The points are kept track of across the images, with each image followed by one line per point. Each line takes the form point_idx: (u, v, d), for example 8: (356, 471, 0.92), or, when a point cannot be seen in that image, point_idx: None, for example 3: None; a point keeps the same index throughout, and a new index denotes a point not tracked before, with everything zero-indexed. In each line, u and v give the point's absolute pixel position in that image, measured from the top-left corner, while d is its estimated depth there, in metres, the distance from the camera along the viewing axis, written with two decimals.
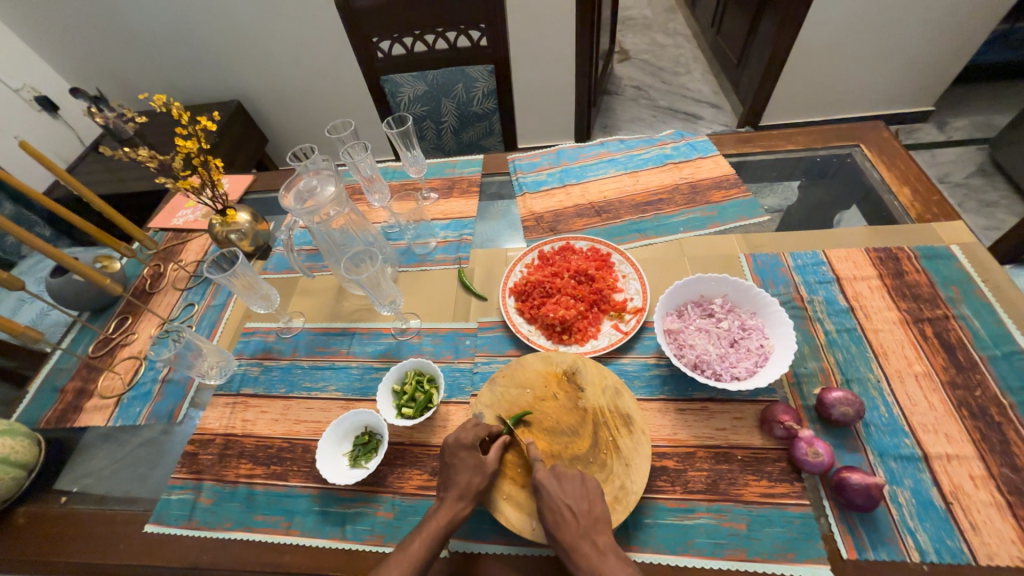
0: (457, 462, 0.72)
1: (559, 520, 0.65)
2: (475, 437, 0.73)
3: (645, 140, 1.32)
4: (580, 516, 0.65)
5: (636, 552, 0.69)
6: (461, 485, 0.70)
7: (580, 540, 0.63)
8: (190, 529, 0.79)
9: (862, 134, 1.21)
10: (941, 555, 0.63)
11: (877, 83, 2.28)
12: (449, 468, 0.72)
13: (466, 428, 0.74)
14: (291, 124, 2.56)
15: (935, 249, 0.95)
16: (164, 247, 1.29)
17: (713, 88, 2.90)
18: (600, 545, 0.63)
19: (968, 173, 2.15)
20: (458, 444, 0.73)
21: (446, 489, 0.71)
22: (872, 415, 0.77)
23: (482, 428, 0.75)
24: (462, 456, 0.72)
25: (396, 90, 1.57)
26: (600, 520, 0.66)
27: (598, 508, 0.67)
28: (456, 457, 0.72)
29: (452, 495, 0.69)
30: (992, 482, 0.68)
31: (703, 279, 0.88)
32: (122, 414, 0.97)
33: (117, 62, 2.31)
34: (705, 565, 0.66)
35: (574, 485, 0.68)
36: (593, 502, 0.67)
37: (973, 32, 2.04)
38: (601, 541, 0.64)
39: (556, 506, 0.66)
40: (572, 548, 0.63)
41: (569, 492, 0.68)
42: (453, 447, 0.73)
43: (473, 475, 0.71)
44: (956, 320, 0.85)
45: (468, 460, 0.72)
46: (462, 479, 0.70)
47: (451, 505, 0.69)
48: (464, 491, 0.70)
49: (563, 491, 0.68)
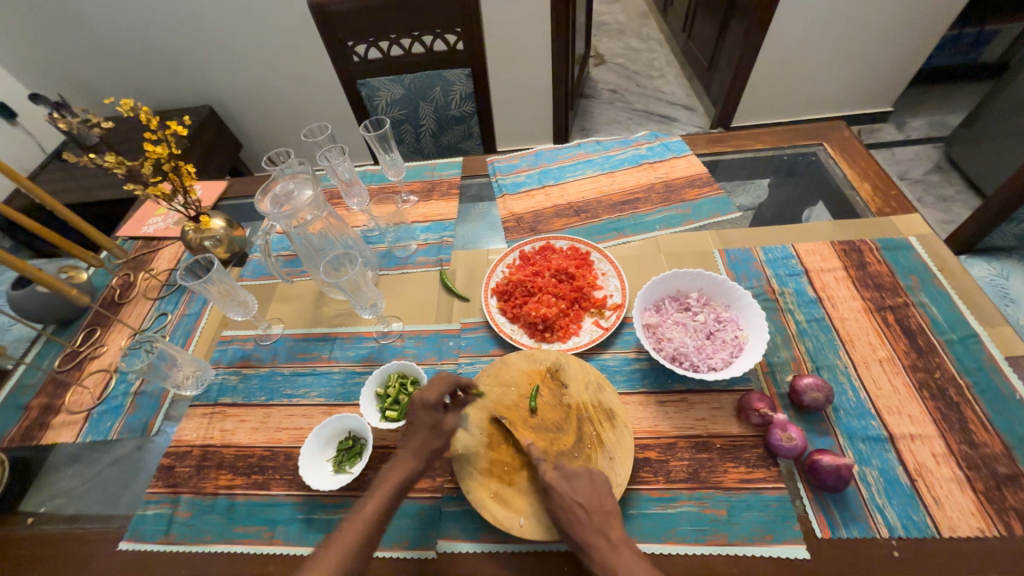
0: (417, 422, 0.74)
1: (571, 519, 0.65)
2: (436, 397, 0.74)
3: (621, 141, 1.35)
4: (591, 513, 0.66)
5: (649, 544, 0.69)
6: (416, 445, 0.73)
7: (594, 535, 0.64)
8: (168, 544, 0.77)
9: (825, 133, 1.27)
10: (908, 530, 0.66)
11: (840, 85, 2.39)
12: (410, 426, 0.74)
13: (431, 387, 0.75)
14: (265, 129, 2.51)
15: (894, 241, 1.00)
16: (134, 256, 1.25)
17: (685, 90, 2.98)
18: (614, 539, 0.64)
19: (925, 170, 2.27)
20: (421, 404, 0.74)
21: (403, 446, 0.74)
22: (841, 400, 0.80)
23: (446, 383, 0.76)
24: (423, 415, 0.74)
25: (373, 93, 1.56)
26: (611, 515, 0.67)
27: (607, 503, 0.68)
28: (416, 417, 0.74)
29: (407, 452, 0.72)
30: (953, 459, 0.72)
31: (678, 274, 0.91)
32: (92, 429, 0.93)
33: (80, 67, 2.23)
34: (692, 552, 0.68)
35: (582, 483, 0.69)
36: (601, 496, 0.68)
37: (924, 36, 2.16)
38: (613, 535, 0.65)
39: (571, 506, 0.66)
40: (582, 542, 0.64)
41: (579, 490, 0.68)
42: (416, 407, 0.74)
43: (428, 434, 0.74)
44: (916, 307, 0.89)
45: (427, 420, 0.74)
46: (415, 434, 0.73)
47: (407, 464, 0.71)
48: (417, 450, 0.73)
49: (573, 490, 0.68)
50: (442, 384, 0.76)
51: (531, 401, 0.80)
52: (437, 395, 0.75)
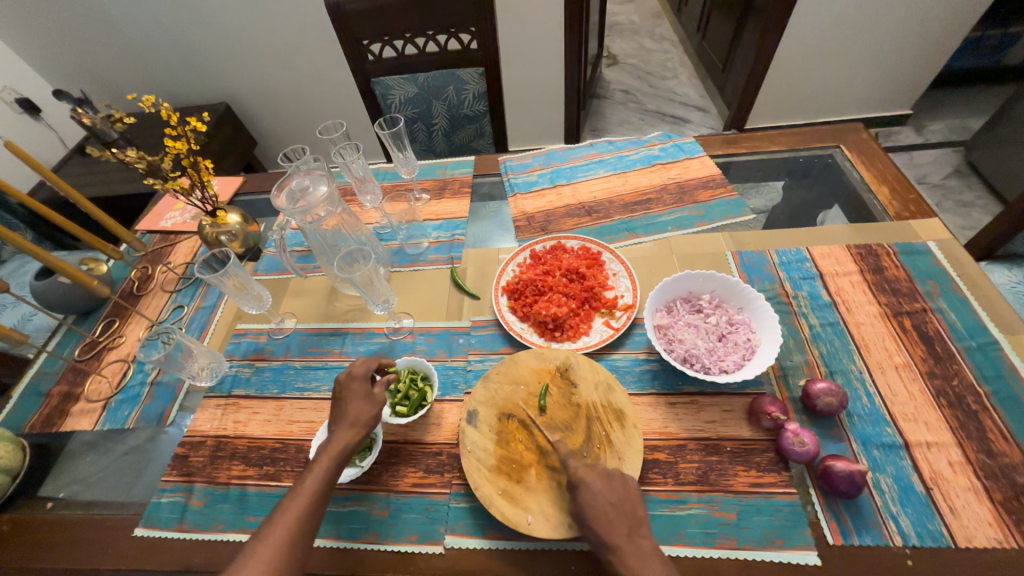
0: (348, 394, 0.78)
1: (602, 518, 0.64)
2: (366, 368, 0.80)
3: (634, 141, 1.35)
4: (623, 514, 0.65)
5: (672, 547, 0.69)
6: (352, 415, 0.75)
7: (624, 539, 0.62)
8: (181, 532, 0.78)
9: (842, 135, 1.25)
10: (923, 539, 0.65)
11: (857, 87, 2.35)
12: (344, 402, 0.78)
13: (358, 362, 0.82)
14: (280, 126, 2.54)
15: (913, 245, 0.98)
16: (152, 249, 1.28)
17: (699, 92, 2.96)
18: (646, 548, 0.62)
19: (945, 174, 2.22)
20: (350, 377, 0.79)
21: (339, 421, 0.76)
22: (855, 405, 0.79)
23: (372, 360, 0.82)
24: (355, 387, 0.78)
25: (387, 92, 1.57)
26: (643, 522, 0.65)
27: (639, 509, 0.66)
28: (349, 390, 0.78)
29: (344, 424, 0.75)
30: (970, 468, 0.70)
31: (690, 276, 0.90)
32: (110, 417, 0.95)
33: (102, 64, 2.28)
34: (703, 555, 0.67)
35: (610, 484, 0.67)
36: (633, 500, 0.67)
37: (945, 38, 2.12)
38: (645, 545, 0.63)
39: (602, 506, 0.65)
40: (613, 544, 0.62)
41: (610, 491, 0.67)
42: (346, 382, 0.79)
43: (363, 402, 0.77)
44: (934, 313, 0.88)
45: (360, 390, 0.78)
46: (351, 405, 0.76)
47: (346, 433, 0.74)
48: (355, 418, 0.75)
49: (603, 490, 0.67)
50: (370, 359, 0.83)
51: (540, 399, 0.80)
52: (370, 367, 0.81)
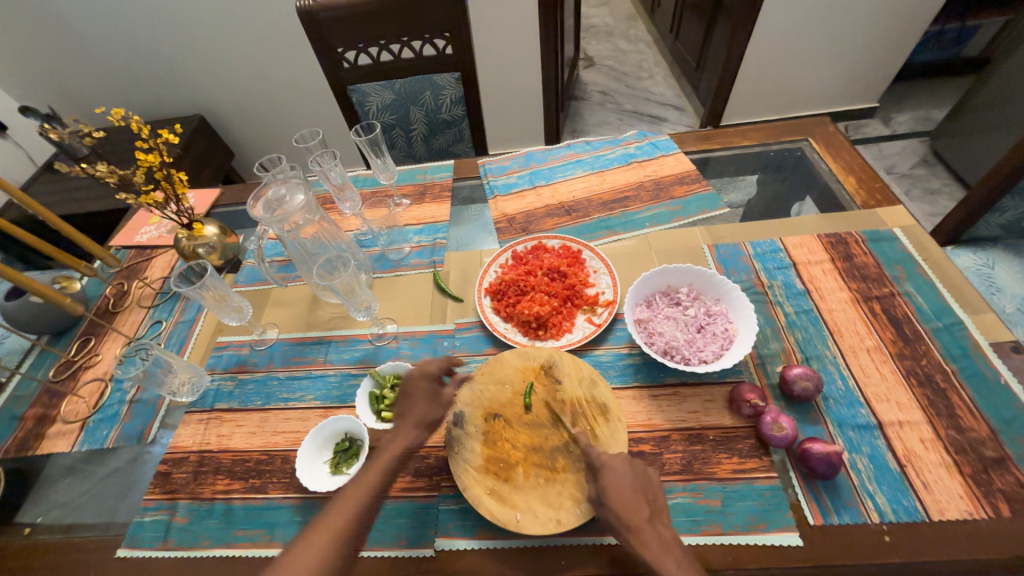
0: (415, 392, 0.80)
1: (623, 502, 0.64)
2: (436, 367, 0.82)
3: (610, 140, 1.37)
4: (641, 501, 0.64)
5: (689, 535, 0.69)
6: (418, 413, 0.78)
7: (645, 523, 0.62)
8: (165, 550, 0.77)
9: (810, 129, 1.29)
10: (898, 515, 0.67)
11: (826, 83, 2.42)
12: (409, 399, 0.80)
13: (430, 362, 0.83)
14: (258, 137, 2.52)
15: (880, 232, 1.02)
16: (127, 265, 1.25)
17: (674, 91, 3.01)
18: (666, 537, 0.62)
19: (913, 164, 2.30)
20: (416, 376, 0.81)
21: (404, 416, 0.78)
22: (830, 389, 0.81)
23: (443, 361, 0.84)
24: (422, 385, 0.80)
25: (364, 99, 1.57)
26: (663, 512, 0.65)
27: (659, 500, 0.66)
28: (414, 387, 0.80)
29: (409, 422, 0.77)
30: (941, 444, 0.73)
31: (669, 270, 0.92)
32: (88, 438, 0.93)
33: (71, 79, 2.23)
34: (697, 542, 0.68)
35: (626, 472, 0.67)
36: (654, 491, 0.67)
37: (906, 32, 2.20)
38: (664, 533, 0.63)
39: (621, 492, 0.65)
40: (635, 528, 0.62)
41: (626, 479, 0.66)
42: (411, 380, 0.81)
43: (429, 401, 0.80)
44: (902, 296, 0.91)
45: (426, 388, 0.81)
46: (421, 406, 0.79)
47: (408, 430, 0.76)
48: (420, 417, 0.78)
49: (620, 477, 0.66)
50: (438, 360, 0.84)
51: (525, 397, 0.81)
52: (438, 366, 0.83)
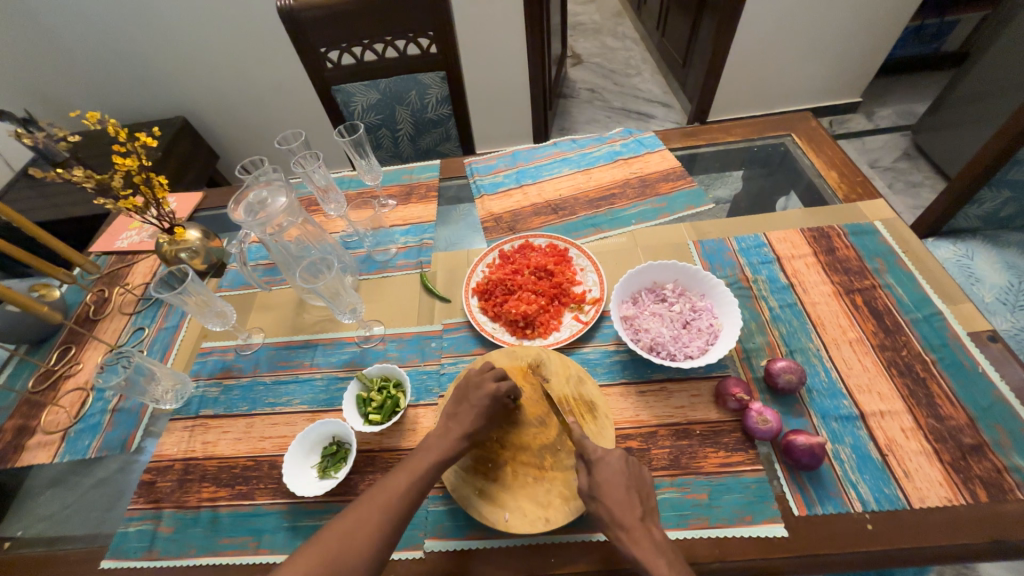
0: (467, 395, 0.77)
1: (618, 499, 0.65)
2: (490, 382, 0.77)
3: (596, 138, 1.37)
4: (633, 499, 0.65)
5: (676, 530, 0.70)
6: (466, 415, 0.74)
7: (638, 522, 0.63)
8: (151, 560, 0.76)
9: (793, 124, 1.30)
10: (880, 504, 0.69)
11: (810, 78, 2.45)
12: (462, 400, 0.76)
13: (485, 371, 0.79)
14: (242, 139, 2.49)
15: (861, 226, 1.03)
16: (108, 272, 1.23)
17: (661, 88, 3.02)
18: (657, 536, 0.63)
19: (895, 157, 2.33)
20: (473, 388, 0.77)
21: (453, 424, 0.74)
22: (814, 381, 0.82)
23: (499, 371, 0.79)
24: (474, 398, 0.76)
25: (349, 99, 1.56)
26: (654, 510, 0.66)
27: (650, 497, 0.67)
28: (468, 399, 0.76)
29: (456, 432, 0.73)
30: (921, 433, 0.74)
31: (654, 266, 0.93)
32: (69, 448, 0.91)
33: (47, 81, 2.18)
34: (684, 536, 0.69)
35: (618, 467, 0.68)
36: (645, 488, 0.68)
37: (886, 28, 2.23)
38: (657, 535, 0.63)
39: (615, 489, 0.65)
40: (628, 526, 0.63)
41: (617, 474, 0.67)
42: (466, 391, 0.77)
43: (478, 415, 0.74)
44: (883, 289, 0.92)
45: (477, 402, 0.75)
46: (470, 410, 0.75)
47: (452, 442, 0.72)
48: (466, 429, 0.73)
49: (613, 473, 0.67)
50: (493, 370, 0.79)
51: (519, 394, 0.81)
52: (499, 385, 0.77)
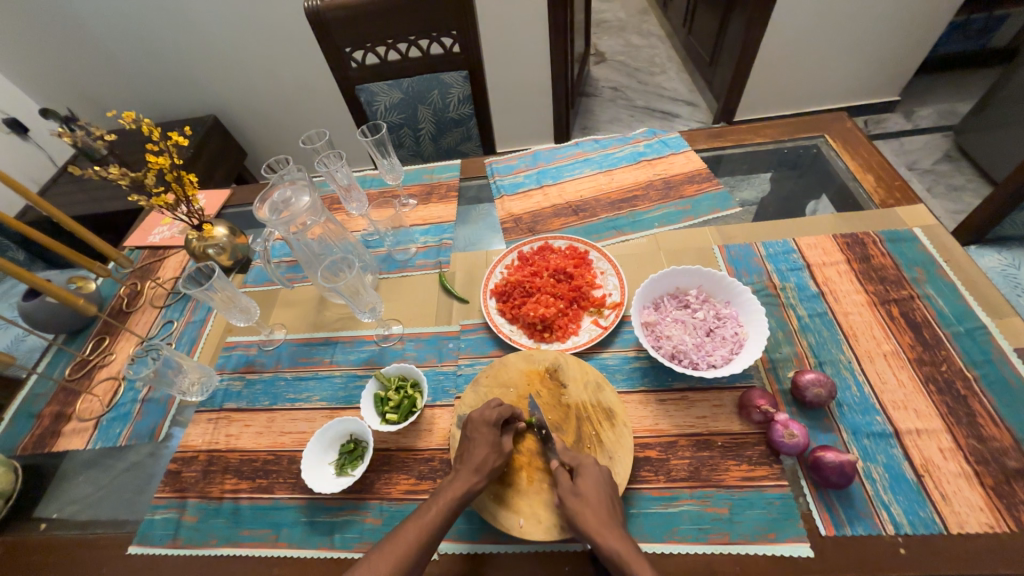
0: (476, 437, 0.73)
1: (598, 510, 0.64)
2: (499, 417, 0.74)
3: (619, 139, 1.34)
4: (612, 511, 0.65)
5: (649, 543, 0.69)
6: (477, 459, 0.71)
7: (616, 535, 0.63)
8: (175, 548, 0.78)
9: (826, 125, 1.25)
10: (915, 527, 0.65)
11: (844, 76, 2.35)
12: (470, 443, 0.73)
13: (491, 406, 0.76)
14: (269, 137, 2.54)
15: (899, 232, 0.98)
16: (140, 265, 1.27)
17: (687, 86, 2.96)
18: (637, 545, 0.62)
19: (935, 159, 2.22)
20: (482, 419, 0.74)
21: (463, 462, 0.72)
22: (845, 395, 0.79)
23: (505, 408, 0.76)
24: (484, 431, 0.73)
25: (372, 99, 1.57)
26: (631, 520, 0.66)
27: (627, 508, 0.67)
28: (477, 432, 0.73)
29: (467, 468, 0.70)
30: (961, 453, 0.70)
31: (677, 272, 0.90)
32: (102, 436, 0.95)
33: (89, 81, 2.28)
34: (659, 550, 0.68)
35: (603, 478, 0.68)
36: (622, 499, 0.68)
37: (929, 23, 2.13)
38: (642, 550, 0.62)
39: (598, 498, 0.66)
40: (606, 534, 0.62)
41: (601, 484, 0.68)
42: (476, 423, 0.74)
43: (490, 450, 0.72)
44: (921, 299, 0.88)
45: (488, 436, 0.73)
46: (480, 452, 0.71)
47: (466, 477, 0.69)
48: (480, 465, 0.70)
49: (596, 482, 0.68)
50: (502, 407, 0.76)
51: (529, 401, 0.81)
52: (500, 413, 0.75)
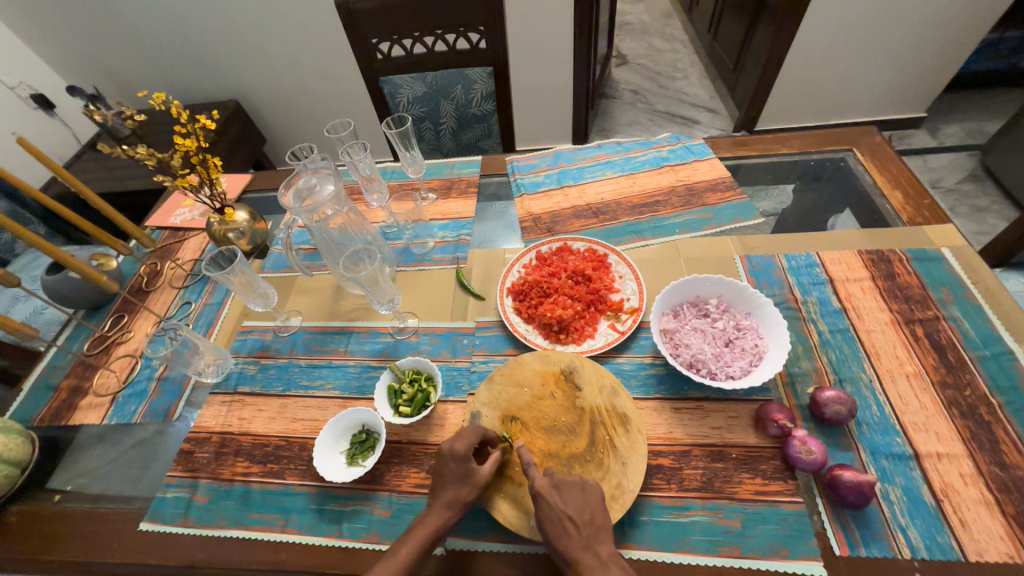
0: (445, 471, 0.71)
1: (559, 531, 0.64)
2: (466, 449, 0.71)
3: (642, 143, 1.33)
4: (581, 527, 0.64)
5: (629, 549, 0.69)
6: (449, 494, 0.70)
7: (583, 551, 0.62)
8: (186, 527, 0.79)
9: (855, 138, 1.23)
10: (931, 552, 0.64)
11: (870, 90, 2.32)
12: (440, 478, 0.71)
13: (459, 437, 0.73)
14: (289, 124, 2.56)
15: (926, 252, 0.96)
16: (161, 246, 1.29)
17: (709, 92, 2.93)
18: (603, 555, 0.63)
19: (959, 179, 2.18)
20: (451, 453, 0.71)
21: (435, 496, 0.71)
22: (864, 415, 0.78)
23: (474, 436, 0.73)
24: (452, 466, 0.71)
25: (396, 91, 1.57)
26: (602, 530, 0.65)
27: (599, 519, 0.66)
28: (445, 466, 0.71)
29: (439, 502, 0.70)
30: (982, 480, 0.69)
31: (698, 280, 0.89)
32: (117, 412, 0.96)
33: (116, 61, 2.31)
34: (646, 557, 0.68)
35: (574, 495, 0.67)
36: (594, 510, 0.67)
37: (960, 41, 2.09)
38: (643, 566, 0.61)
39: (556, 521, 0.65)
40: (574, 559, 0.62)
41: (570, 503, 0.67)
42: (444, 456, 0.72)
43: (460, 485, 0.70)
44: (947, 321, 0.86)
45: (457, 471, 0.71)
46: (450, 487, 0.70)
47: (438, 511, 0.69)
48: (451, 500, 0.69)
49: (563, 501, 0.66)
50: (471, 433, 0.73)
51: (543, 403, 0.80)
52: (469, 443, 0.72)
